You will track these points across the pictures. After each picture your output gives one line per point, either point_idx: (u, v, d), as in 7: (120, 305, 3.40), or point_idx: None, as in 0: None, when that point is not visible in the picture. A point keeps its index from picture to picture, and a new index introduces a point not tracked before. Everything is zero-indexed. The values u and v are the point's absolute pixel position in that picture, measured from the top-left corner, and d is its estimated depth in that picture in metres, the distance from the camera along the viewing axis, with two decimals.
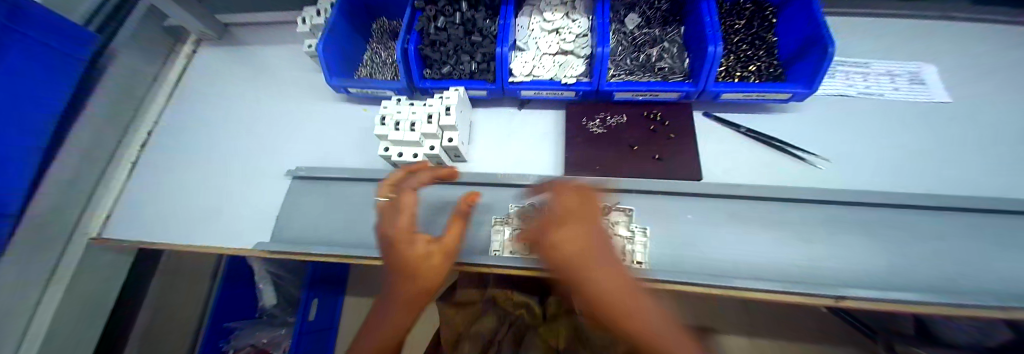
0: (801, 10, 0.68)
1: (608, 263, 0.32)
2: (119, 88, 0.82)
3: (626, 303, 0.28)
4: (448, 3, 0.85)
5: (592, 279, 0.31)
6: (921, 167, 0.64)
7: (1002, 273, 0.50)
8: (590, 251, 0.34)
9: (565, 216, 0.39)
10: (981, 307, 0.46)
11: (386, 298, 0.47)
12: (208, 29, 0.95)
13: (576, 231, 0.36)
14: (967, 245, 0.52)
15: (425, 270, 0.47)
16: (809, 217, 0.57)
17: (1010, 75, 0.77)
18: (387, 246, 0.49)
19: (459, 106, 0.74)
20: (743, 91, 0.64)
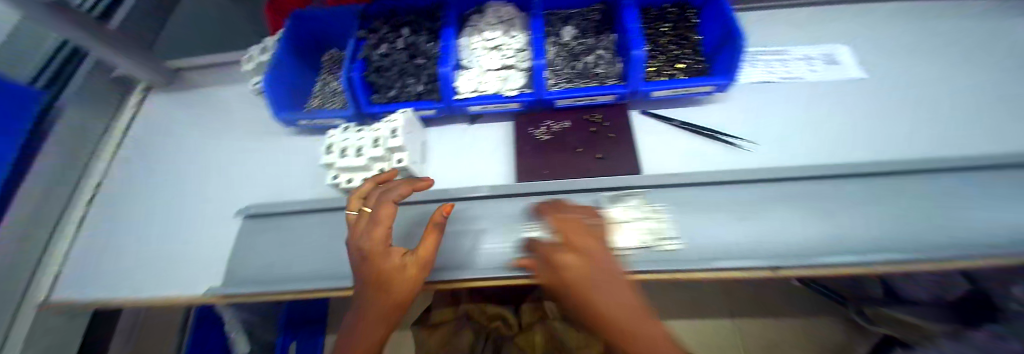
0: (717, 9, 0.71)
1: (605, 285, 0.38)
2: (67, 144, 0.86)
3: (630, 319, 0.35)
4: (389, 30, 0.79)
5: (593, 295, 0.37)
6: (851, 139, 0.67)
7: (950, 228, 0.50)
8: (592, 275, 0.39)
9: (571, 241, 0.44)
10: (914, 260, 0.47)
11: (356, 311, 0.45)
12: (156, 76, 1.06)
13: (581, 256, 0.41)
14: (897, 207, 0.54)
15: (396, 286, 0.44)
16: (743, 197, 0.59)
17: (916, 47, 0.82)
18: (359, 259, 0.45)
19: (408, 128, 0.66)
20: (672, 88, 0.67)
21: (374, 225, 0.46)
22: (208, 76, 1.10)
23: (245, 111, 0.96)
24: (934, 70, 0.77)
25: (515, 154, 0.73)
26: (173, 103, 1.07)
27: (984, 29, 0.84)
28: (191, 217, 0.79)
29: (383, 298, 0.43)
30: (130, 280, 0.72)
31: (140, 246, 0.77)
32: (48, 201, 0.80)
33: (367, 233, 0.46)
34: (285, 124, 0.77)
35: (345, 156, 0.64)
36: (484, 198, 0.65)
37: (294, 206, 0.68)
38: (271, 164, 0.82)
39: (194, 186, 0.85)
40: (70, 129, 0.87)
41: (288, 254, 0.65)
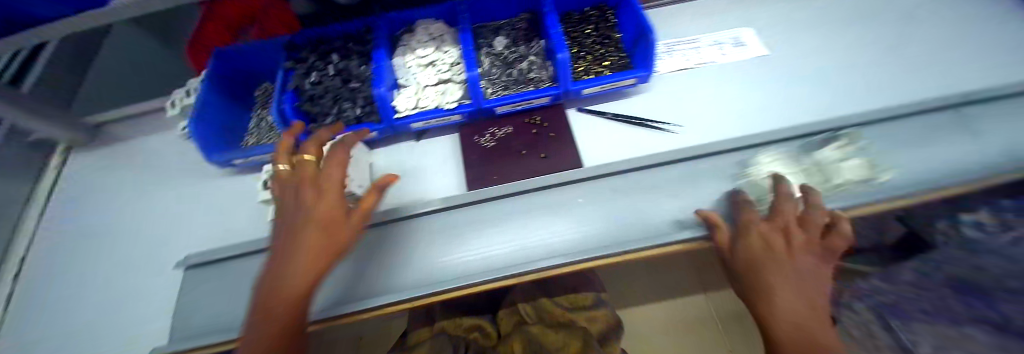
0: (630, 9, 0.78)
1: (790, 271, 0.49)
2: None
3: (785, 308, 0.47)
4: (318, 58, 0.79)
5: (771, 280, 0.49)
6: (759, 112, 0.75)
7: (831, 183, 0.59)
8: (777, 262, 0.50)
9: (766, 227, 0.54)
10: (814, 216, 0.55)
11: (289, 256, 0.47)
12: (76, 134, 0.99)
13: (763, 244, 0.52)
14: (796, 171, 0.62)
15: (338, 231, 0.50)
16: (670, 178, 0.65)
17: (806, 22, 0.92)
18: (303, 206, 0.49)
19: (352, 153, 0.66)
20: (598, 85, 0.72)
21: (326, 178, 0.52)
22: (139, 126, 1.04)
23: (180, 158, 0.91)
24: (826, 42, 0.88)
25: (464, 165, 0.74)
26: (101, 159, 1.00)
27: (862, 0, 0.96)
28: (132, 277, 0.74)
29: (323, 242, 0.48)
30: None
31: (75, 317, 0.72)
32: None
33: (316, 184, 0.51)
34: (220, 164, 0.75)
35: None
36: (435, 211, 0.66)
37: (239, 249, 0.66)
38: (215, 209, 0.79)
39: (132, 243, 0.80)
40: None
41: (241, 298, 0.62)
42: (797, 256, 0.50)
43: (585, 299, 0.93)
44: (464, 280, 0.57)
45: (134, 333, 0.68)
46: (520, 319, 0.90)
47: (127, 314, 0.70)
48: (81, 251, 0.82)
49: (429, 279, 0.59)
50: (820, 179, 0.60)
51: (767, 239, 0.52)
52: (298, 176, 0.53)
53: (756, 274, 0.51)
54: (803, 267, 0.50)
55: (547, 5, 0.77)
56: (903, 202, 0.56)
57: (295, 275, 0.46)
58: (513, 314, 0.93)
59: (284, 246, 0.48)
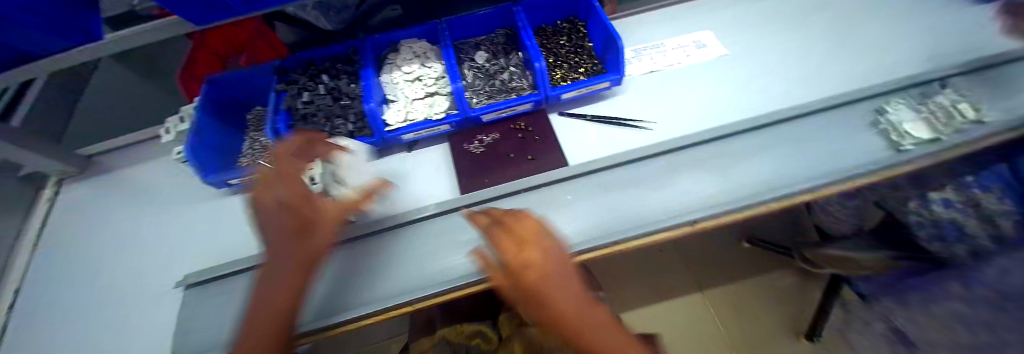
0: (597, 19, 0.84)
1: (559, 278, 0.49)
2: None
3: (577, 321, 0.46)
4: (309, 79, 0.82)
5: (551, 295, 0.47)
6: (726, 105, 0.82)
7: (785, 170, 0.67)
8: (551, 274, 0.49)
9: (528, 240, 0.52)
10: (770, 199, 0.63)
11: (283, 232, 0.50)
12: (70, 166, 1.01)
13: (536, 257, 0.50)
14: (754, 160, 0.70)
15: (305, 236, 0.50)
16: (647, 171, 0.71)
17: (764, 22, 1.00)
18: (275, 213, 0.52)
19: (345, 165, 0.68)
20: (576, 88, 0.77)
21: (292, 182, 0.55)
22: (129, 155, 1.05)
23: (173, 184, 0.93)
24: (783, 39, 0.95)
25: (457, 172, 0.77)
26: (92, 190, 1.01)
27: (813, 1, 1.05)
28: (130, 302, 0.75)
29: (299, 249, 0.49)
30: None
31: (71, 346, 0.72)
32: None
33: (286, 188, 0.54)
34: (217, 185, 0.77)
35: None
36: (431, 217, 0.69)
37: (237, 266, 0.67)
38: (211, 229, 0.81)
39: (127, 270, 0.80)
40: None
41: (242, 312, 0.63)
42: (555, 260, 0.51)
43: None
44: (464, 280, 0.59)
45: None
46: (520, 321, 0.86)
47: (123, 340, 0.70)
48: (74, 280, 0.82)
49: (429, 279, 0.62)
50: (943, 127, 0.64)
51: (527, 255, 0.50)
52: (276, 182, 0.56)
53: (536, 299, 0.48)
54: (564, 270, 0.51)
55: (521, 20, 0.83)
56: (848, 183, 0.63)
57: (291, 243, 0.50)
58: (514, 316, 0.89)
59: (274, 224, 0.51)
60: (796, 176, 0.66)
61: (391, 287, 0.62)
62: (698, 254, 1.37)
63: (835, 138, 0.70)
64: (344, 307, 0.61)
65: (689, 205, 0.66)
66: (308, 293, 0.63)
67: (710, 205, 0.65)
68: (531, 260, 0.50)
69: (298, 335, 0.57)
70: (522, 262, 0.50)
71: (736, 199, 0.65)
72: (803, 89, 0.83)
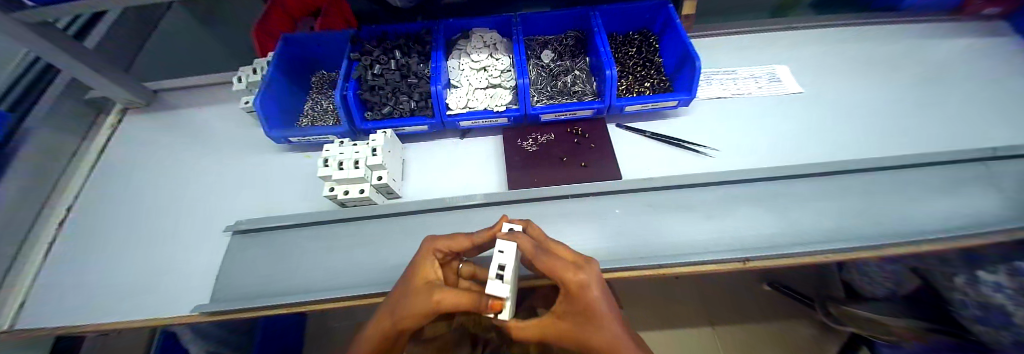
0: (674, 36, 0.82)
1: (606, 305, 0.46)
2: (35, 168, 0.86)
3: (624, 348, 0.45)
4: (381, 53, 0.84)
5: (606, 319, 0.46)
6: (793, 145, 0.78)
7: (855, 223, 0.64)
8: (602, 301, 0.46)
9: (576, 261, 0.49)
10: (834, 251, 0.60)
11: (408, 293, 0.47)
12: (137, 98, 1.06)
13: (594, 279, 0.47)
14: (821, 205, 0.66)
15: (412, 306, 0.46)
16: (707, 198, 0.68)
17: (841, 67, 0.96)
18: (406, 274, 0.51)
19: (388, 146, 0.71)
20: (642, 103, 0.75)
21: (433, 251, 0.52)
22: (188, 97, 1.09)
23: (229, 131, 0.96)
24: (861, 87, 0.91)
25: (506, 166, 0.77)
26: (151, 125, 1.05)
27: (897, 53, 1.00)
28: (177, 237, 0.78)
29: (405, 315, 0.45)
30: (109, 304, 0.70)
31: (119, 269, 0.75)
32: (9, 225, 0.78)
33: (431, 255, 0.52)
34: (277, 141, 0.79)
35: (341, 169, 0.65)
36: (477, 205, 0.69)
37: (285, 221, 0.69)
38: (261, 180, 0.83)
39: (178, 206, 0.83)
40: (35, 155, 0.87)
41: (285, 267, 0.65)
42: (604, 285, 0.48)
43: None
44: None
45: (171, 289, 0.70)
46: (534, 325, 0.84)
47: (165, 272, 0.73)
48: (126, 207, 0.86)
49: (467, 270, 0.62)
50: None
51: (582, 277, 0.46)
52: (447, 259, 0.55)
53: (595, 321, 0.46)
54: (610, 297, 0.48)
55: (596, 25, 0.82)
56: (914, 246, 0.60)
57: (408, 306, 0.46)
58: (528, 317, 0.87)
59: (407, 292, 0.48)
60: (865, 231, 0.63)
61: None
62: (720, 291, 1.31)
63: (913, 199, 0.66)
64: (380, 281, 0.60)
65: (748, 242, 0.63)
66: (349, 260, 0.64)
67: (770, 244, 0.62)
68: (587, 285, 0.45)
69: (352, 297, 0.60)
70: (582, 284, 0.45)
71: (798, 243, 0.62)
72: (878, 142, 0.79)
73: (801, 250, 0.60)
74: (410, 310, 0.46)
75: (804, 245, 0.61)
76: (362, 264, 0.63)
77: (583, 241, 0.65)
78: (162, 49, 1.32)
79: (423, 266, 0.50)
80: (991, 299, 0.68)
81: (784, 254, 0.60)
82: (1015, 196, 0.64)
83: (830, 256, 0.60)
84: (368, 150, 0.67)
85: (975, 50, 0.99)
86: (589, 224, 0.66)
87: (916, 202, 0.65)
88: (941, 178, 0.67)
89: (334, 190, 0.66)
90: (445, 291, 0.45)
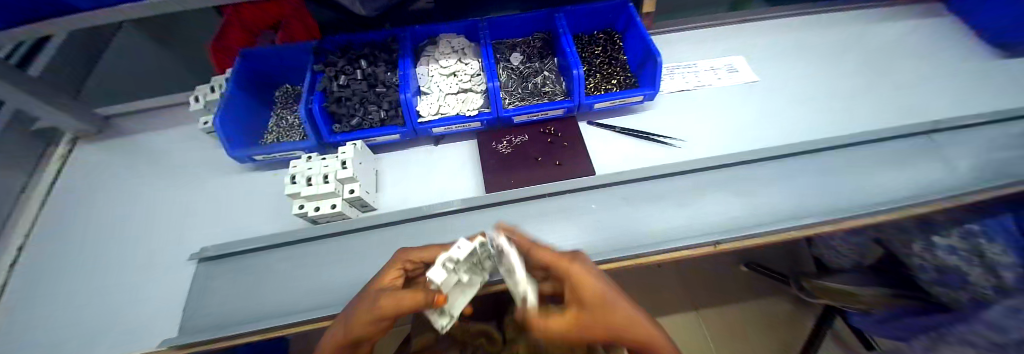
0: (635, 33, 0.85)
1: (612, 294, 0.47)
2: None
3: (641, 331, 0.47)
4: (347, 63, 0.82)
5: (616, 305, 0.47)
6: (754, 131, 0.82)
7: (814, 201, 0.68)
8: (606, 289, 0.47)
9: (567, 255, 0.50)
10: (796, 228, 0.64)
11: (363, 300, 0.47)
12: (87, 125, 1.00)
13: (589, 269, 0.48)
14: (782, 186, 0.70)
15: (369, 307, 0.45)
16: (678, 188, 0.70)
17: (794, 55, 1.03)
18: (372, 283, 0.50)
19: (359, 158, 0.69)
20: (610, 99, 0.78)
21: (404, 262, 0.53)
22: (146, 120, 1.04)
23: (192, 155, 0.91)
24: (812, 72, 0.97)
25: (482, 170, 0.77)
26: (107, 153, 0.99)
27: (842, 39, 1.07)
28: (138, 270, 0.74)
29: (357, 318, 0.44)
30: (67, 347, 0.65)
31: (76, 310, 0.70)
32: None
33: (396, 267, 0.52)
34: (241, 160, 0.76)
35: (311, 184, 0.63)
36: (454, 211, 0.69)
37: (255, 243, 0.66)
38: (229, 203, 0.79)
39: (140, 237, 0.79)
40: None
41: (259, 290, 0.62)
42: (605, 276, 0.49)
43: None
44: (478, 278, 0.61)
45: (134, 326, 0.66)
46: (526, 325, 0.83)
47: (127, 309, 0.69)
48: (83, 243, 0.81)
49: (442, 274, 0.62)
50: None
51: (581, 268, 0.47)
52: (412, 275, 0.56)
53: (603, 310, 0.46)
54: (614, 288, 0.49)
55: (561, 26, 0.84)
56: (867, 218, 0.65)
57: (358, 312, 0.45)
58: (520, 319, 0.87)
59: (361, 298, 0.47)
60: (824, 208, 0.67)
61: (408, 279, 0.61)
62: (702, 276, 1.36)
63: (862, 174, 0.71)
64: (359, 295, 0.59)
65: (718, 226, 0.66)
66: (325, 278, 0.62)
67: (738, 227, 0.65)
68: (586, 275, 0.47)
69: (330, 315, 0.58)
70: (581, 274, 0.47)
71: (764, 223, 0.65)
72: (830, 122, 0.85)
73: (767, 229, 0.63)
74: (367, 313, 0.44)
75: (769, 225, 0.65)
76: (339, 280, 0.61)
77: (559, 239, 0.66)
78: (113, 71, 1.24)
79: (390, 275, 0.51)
80: (944, 262, 0.69)
81: (753, 234, 0.63)
82: (950, 165, 0.70)
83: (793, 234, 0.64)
84: (338, 163, 0.65)
85: (910, 32, 1.08)
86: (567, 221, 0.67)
87: (864, 176, 0.70)
88: (882, 153, 0.73)
89: (304, 207, 0.64)
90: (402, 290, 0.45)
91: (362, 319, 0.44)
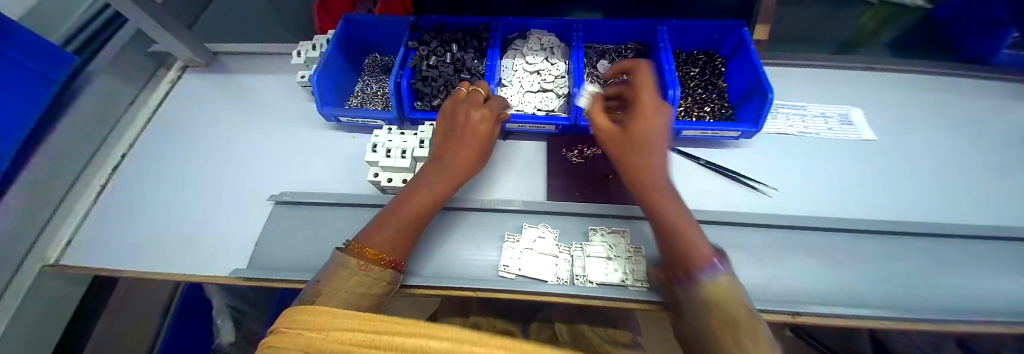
0: (744, 62, 0.78)
1: (660, 131, 0.53)
2: (91, 110, 0.91)
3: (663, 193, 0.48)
4: (439, 44, 0.83)
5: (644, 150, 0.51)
6: (859, 196, 0.72)
7: (929, 291, 0.58)
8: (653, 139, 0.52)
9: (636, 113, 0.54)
10: (897, 320, 0.54)
11: (431, 172, 0.56)
12: (197, 58, 1.11)
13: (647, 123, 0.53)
14: (889, 266, 0.60)
15: (462, 167, 0.57)
16: (760, 241, 0.63)
17: (921, 117, 0.88)
18: (466, 128, 0.59)
19: None
20: (701, 129, 0.71)
21: (488, 106, 0.64)
22: (242, 61, 1.13)
23: (280, 101, 0.99)
24: (942, 141, 0.83)
25: (547, 175, 0.76)
26: (205, 84, 1.10)
27: (988, 109, 0.91)
28: (219, 199, 0.81)
29: (440, 183, 0.54)
30: (153, 253, 0.74)
31: (164, 222, 0.79)
32: (61, 163, 0.83)
33: (478, 108, 0.61)
34: (326, 119, 0.80)
35: (388, 157, 0.65)
36: (514, 211, 0.70)
37: (328, 199, 0.70)
38: (306, 154, 0.85)
39: (224, 169, 0.87)
40: (96, 100, 0.93)
41: (320, 244, 0.66)
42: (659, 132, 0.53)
43: (623, 337, 0.81)
44: (531, 286, 0.60)
45: (205, 248, 0.73)
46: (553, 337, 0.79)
47: (203, 231, 0.76)
48: (175, 161, 0.91)
49: (487, 269, 0.63)
50: None
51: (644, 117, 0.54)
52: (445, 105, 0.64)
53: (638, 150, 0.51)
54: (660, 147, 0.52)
55: (663, 41, 0.78)
56: (989, 327, 0.54)
57: (435, 183, 0.54)
58: (547, 328, 0.83)
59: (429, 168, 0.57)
60: (929, 301, 0.57)
61: (458, 268, 0.63)
62: None
63: (984, 273, 0.60)
64: (410, 273, 0.61)
65: (796, 293, 0.58)
66: None
67: (822, 299, 0.58)
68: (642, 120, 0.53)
69: None
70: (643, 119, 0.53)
71: (855, 302, 0.57)
72: (957, 204, 0.72)
73: (867, 314, 0.54)
74: (462, 173, 0.58)
75: (863, 306, 0.56)
76: None
77: (615, 257, 0.63)
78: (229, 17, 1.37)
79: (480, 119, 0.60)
80: None
81: (841, 314, 0.54)
82: None
83: (890, 326, 0.55)
84: (415, 141, 0.67)
85: None
86: (615, 243, 0.64)
87: (990, 279, 0.59)
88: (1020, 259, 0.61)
89: (377, 176, 0.66)
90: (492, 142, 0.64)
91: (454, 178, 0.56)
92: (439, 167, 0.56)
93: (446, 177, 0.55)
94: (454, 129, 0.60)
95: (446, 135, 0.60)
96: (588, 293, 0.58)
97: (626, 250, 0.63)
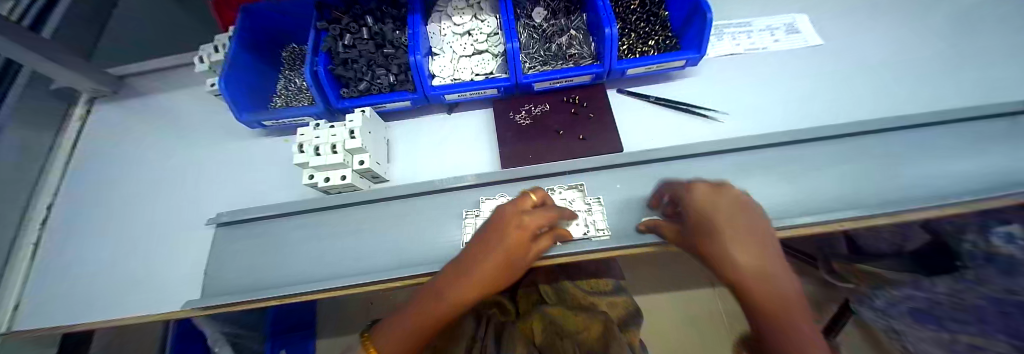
0: None
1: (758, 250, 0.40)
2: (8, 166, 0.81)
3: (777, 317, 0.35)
4: (352, 20, 0.76)
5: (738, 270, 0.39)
6: (812, 104, 0.71)
7: (897, 183, 0.56)
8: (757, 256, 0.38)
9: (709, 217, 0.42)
10: (868, 217, 0.53)
11: (453, 278, 0.48)
12: (102, 87, 0.97)
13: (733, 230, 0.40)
14: (854, 165, 0.58)
15: (483, 287, 0.48)
16: (720, 166, 0.61)
17: (872, 12, 0.85)
18: (500, 241, 0.47)
19: (368, 127, 0.65)
20: (645, 64, 0.68)
21: (544, 216, 0.50)
22: (155, 81, 1.01)
23: (205, 117, 0.90)
24: (890, 32, 0.81)
25: (498, 142, 0.72)
26: (121, 113, 0.98)
27: None
28: (160, 232, 0.75)
29: (453, 297, 0.47)
30: (105, 301, 0.70)
31: (107, 269, 0.74)
32: None
33: (528, 223, 0.48)
34: (250, 125, 0.73)
35: (319, 155, 0.60)
36: (468, 187, 0.64)
37: (268, 211, 0.65)
38: (245, 169, 0.79)
39: (162, 200, 0.80)
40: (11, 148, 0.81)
41: (273, 258, 0.63)
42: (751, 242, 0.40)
43: (605, 285, 0.83)
44: None
45: (156, 286, 0.69)
46: (540, 299, 0.82)
47: (150, 270, 0.71)
48: (108, 202, 0.84)
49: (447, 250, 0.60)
50: None
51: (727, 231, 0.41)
52: (513, 200, 0.51)
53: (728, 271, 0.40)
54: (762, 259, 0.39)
55: None
56: (970, 206, 0.51)
57: (450, 293, 0.47)
58: (532, 293, 0.85)
59: (453, 265, 0.49)
60: (896, 193, 0.55)
61: (416, 254, 0.60)
62: None
63: (959, 155, 0.56)
64: (368, 269, 0.59)
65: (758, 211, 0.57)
66: (341, 250, 0.62)
67: (788, 211, 0.56)
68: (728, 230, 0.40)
69: (348, 286, 0.57)
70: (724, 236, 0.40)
71: (820, 208, 0.56)
72: (909, 93, 0.70)
73: (829, 217, 0.53)
74: (483, 292, 0.49)
75: (826, 211, 0.55)
76: (355, 253, 0.61)
77: (576, 211, 0.61)
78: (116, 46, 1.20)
79: (529, 228, 0.48)
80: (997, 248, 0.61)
81: (805, 222, 0.53)
82: None
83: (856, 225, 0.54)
84: (345, 133, 0.61)
85: None
86: (572, 200, 0.62)
87: (967, 155, 0.55)
88: (1005, 130, 0.56)
89: (313, 178, 0.61)
90: (543, 243, 0.52)
91: (470, 297, 0.47)
92: (466, 282, 0.47)
93: (465, 292, 0.47)
94: (488, 234, 0.48)
95: (480, 234, 0.50)
96: (552, 252, 0.56)
97: (587, 203, 0.61)
